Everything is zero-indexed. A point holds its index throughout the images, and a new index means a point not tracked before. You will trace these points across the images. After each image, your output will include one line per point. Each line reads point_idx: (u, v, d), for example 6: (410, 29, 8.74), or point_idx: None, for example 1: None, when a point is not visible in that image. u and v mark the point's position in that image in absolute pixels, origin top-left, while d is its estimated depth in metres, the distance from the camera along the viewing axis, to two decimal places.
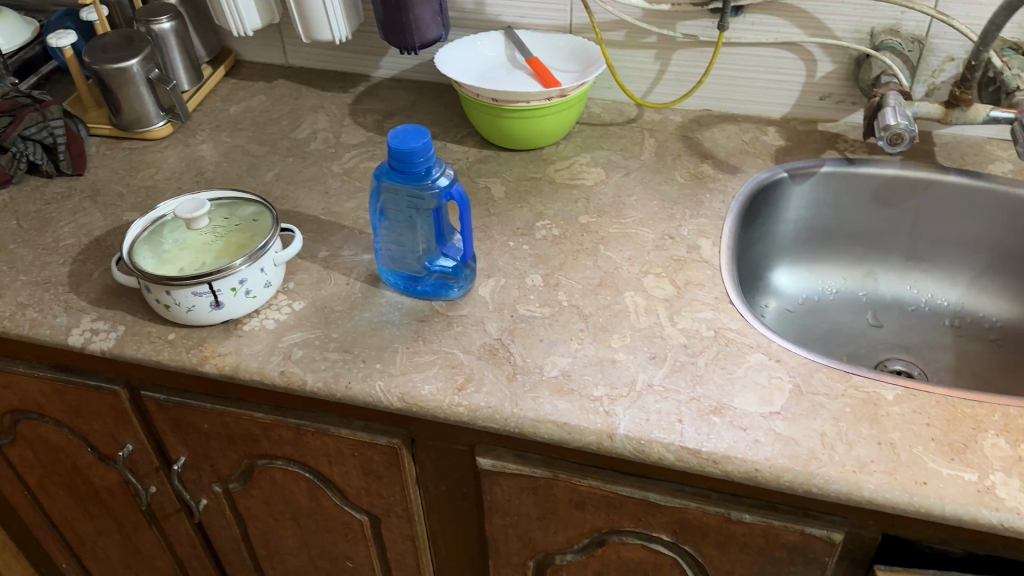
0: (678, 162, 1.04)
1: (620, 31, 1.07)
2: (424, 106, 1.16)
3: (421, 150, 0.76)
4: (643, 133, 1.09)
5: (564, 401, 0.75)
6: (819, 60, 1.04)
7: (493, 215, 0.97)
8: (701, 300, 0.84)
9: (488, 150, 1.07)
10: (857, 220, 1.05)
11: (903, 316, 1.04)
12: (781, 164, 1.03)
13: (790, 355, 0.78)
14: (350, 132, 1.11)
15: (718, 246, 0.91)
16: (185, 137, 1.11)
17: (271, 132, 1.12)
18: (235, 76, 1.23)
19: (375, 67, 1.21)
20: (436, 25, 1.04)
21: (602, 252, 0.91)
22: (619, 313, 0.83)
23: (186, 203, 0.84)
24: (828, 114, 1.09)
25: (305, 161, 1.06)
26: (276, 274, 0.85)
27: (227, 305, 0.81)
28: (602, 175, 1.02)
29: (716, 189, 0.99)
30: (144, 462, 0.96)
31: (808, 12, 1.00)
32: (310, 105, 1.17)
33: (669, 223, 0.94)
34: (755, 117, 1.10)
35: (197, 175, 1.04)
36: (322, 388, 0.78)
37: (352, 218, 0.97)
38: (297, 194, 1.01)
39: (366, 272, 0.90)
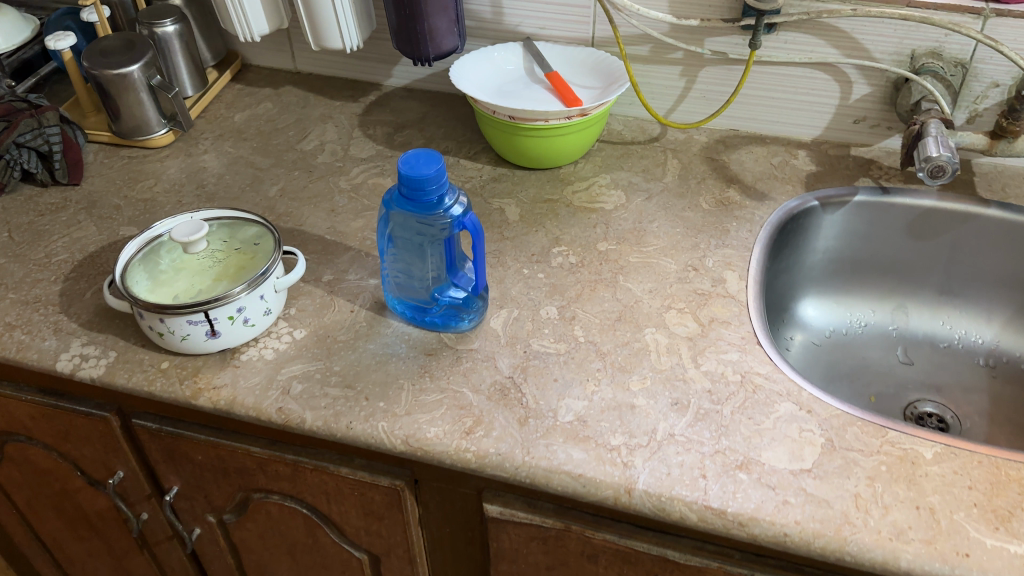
0: (702, 186, 0.99)
1: (644, 46, 1.02)
2: (437, 118, 1.11)
3: (433, 178, 0.71)
4: (666, 153, 1.04)
5: (579, 450, 0.70)
6: (854, 82, 0.99)
7: (507, 239, 0.92)
8: (726, 340, 0.79)
9: (503, 168, 1.02)
10: (890, 251, 1.00)
11: (935, 354, 0.99)
12: (811, 192, 0.97)
13: (822, 406, 0.73)
14: (360, 145, 1.06)
15: (745, 280, 0.86)
16: (187, 146, 1.07)
17: (277, 142, 1.07)
18: (241, 81, 1.18)
19: (387, 76, 1.16)
20: (452, 35, 0.99)
21: (622, 283, 0.86)
22: (639, 352, 0.78)
23: (183, 225, 0.79)
24: (861, 139, 1.03)
25: (311, 175, 1.02)
26: (277, 300, 0.80)
27: (224, 334, 0.77)
28: (623, 199, 0.97)
29: (743, 218, 0.94)
30: (136, 489, 0.92)
31: (845, 31, 0.94)
32: (318, 114, 1.12)
33: (693, 253, 0.89)
34: (784, 139, 1.05)
35: (198, 188, 1.00)
36: (321, 427, 0.73)
37: (359, 239, 0.92)
38: (302, 211, 0.96)
39: (371, 298, 0.85)
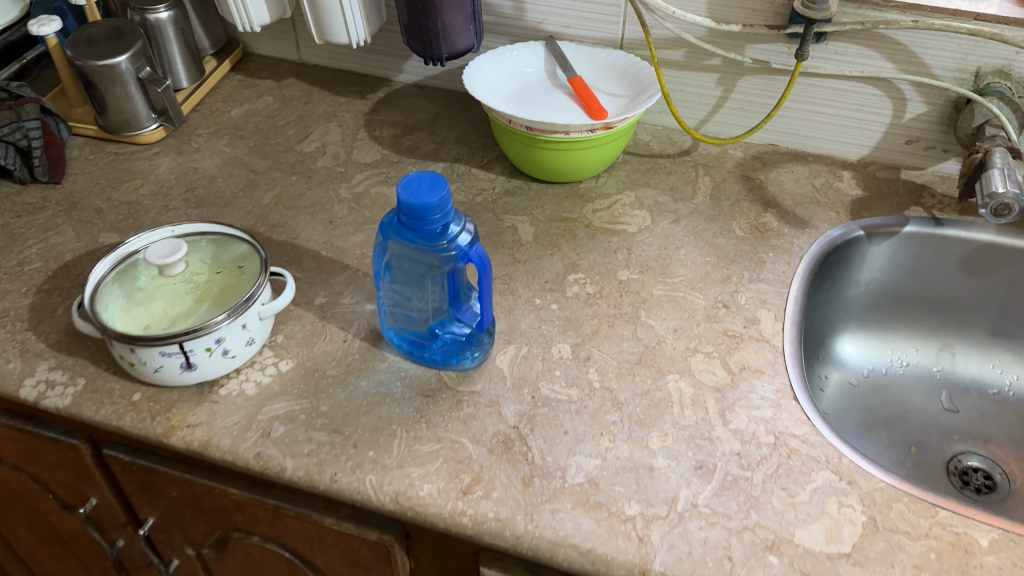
0: (736, 209, 0.90)
1: (678, 50, 0.93)
2: (449, 121, 1.02)
3: (438, 206, 0.63)
4: (697, 169, 0.95)
5: (589, 519, 0.62)
6: (910, 100, 0.89)
7: (519, 263, 0.84)
8: (759, 393, 0.71)
9: (518, 180, 0.94)
10: (941, 287, 0.91)
11: (983, 402, 0.91)
12: (856, 220, 0.88)
13: (864, 477, 0.65)
14: (364, 148, 0.98)
15: (781, 321, 0.77)
16: (179, 143, 0.99)
17: (275, 142, 0.99)
18: (241, 71, 1.10)
19: (397, 71, 1.07)
20: (468, 33, 0.90)
21: (643, 319, 0.78)
22: (660, 403, 0.70)
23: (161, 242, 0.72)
24: (913, 161, 0.94)
25: (309, 181, 0.94)
26: (261, 328, 0.73)
27: (201, 366, 0.70)
28: (648, 221, 0.88)
29: (780, 247, 0.85)
30: (110, 516, 0.86)
31: (903, 44, 0.85)
32: (322, 112, 1.04)
33: (723, 286, 0.81)
34: (828, 158, 0.96)
35: (187, 191, 0.92)
36: (303, 478, 0.66)
37: (357, 257, 0.84)
38: (297, 222, 0.88)
39: (367, 326, 0.77)
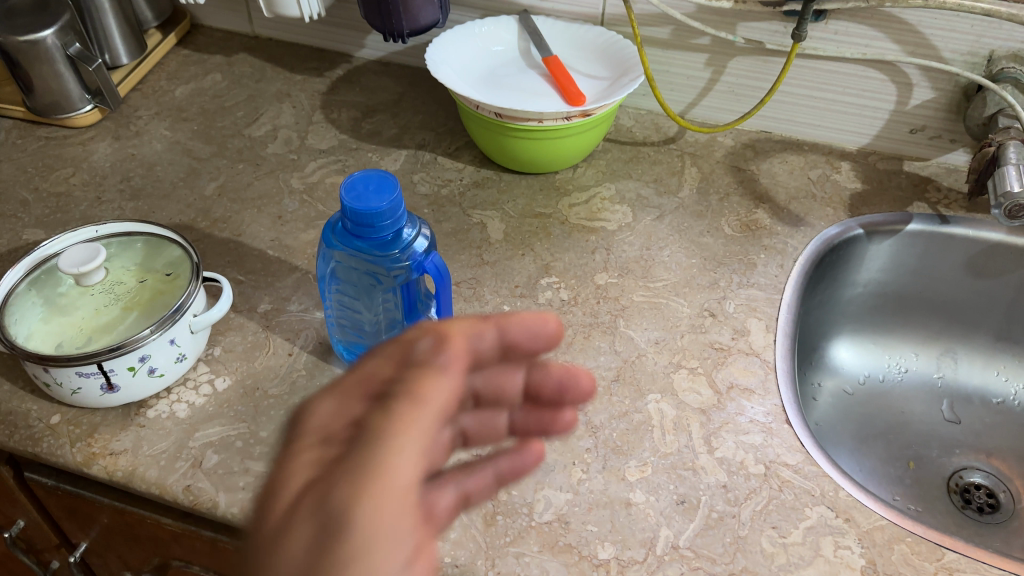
0: (726, 205, 0.82)
1: (663, 27, 0.85)
2: (414, 102, 0.94)
3: (388, 211, 0.55)
4: (683, 158, 0.87)
5: (557, 564, 0.55)
6: (915, 85, 0.82)
7: (486, 265, 0.76)
8: (748, 415, 0.64)
9: (487, 170, 0.86)
10: (944, 289, 0.84)
11: (987, 413, 0.84)
12: (855, 216, 0.81)
13: (863, 513, 0.59)
14: (319, 132, 0.90)
15: (773, 332, 0.70)
16: (116, 126, 0.90)
17: (221, 124, 0.90)
18: (188, 45, 1.01)
19: (358, 46, 0.98)
20: (432, 7, 0.82)
21: (622, 329, 0.71)
22: (639, 427, 0.63)
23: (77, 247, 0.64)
24: (917, 151, 0.87)
25: (258, 170, 0.85)
26: (194, 342, 0.66)
27: (124, 387, 0.62)
28: (629, 218, 0.81)
29: (773, 247, 0.78)
30: (41, 539, 0.78)
31: (910, 24, 0.77)
32: (275, 91, 0.95)
33: (710, 292, 0.74)
34: (825, 147, 0.89)
35: (123, 180, 0.84)
36: (237, 515, 0.58)
37: (307, 257, 0.77)
38: (242, 216, 0.80)
39: (315, 338, 0.70)
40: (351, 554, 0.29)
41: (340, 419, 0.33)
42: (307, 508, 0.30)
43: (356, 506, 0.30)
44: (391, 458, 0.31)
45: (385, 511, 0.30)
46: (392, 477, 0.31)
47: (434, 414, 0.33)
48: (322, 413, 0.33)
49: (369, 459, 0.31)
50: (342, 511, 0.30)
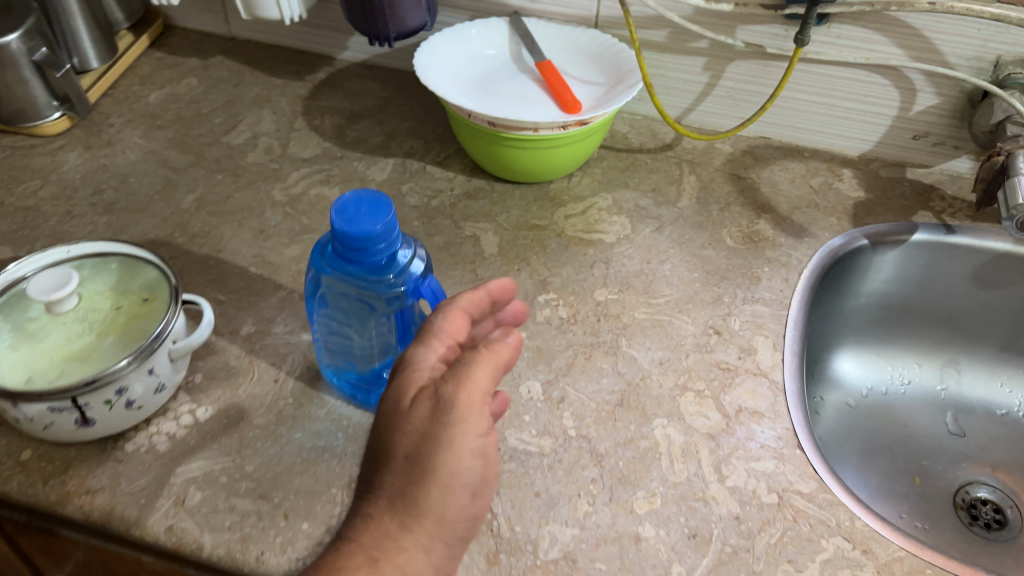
0: (727, 215, 0.79)
1: (660, 30, 0.82)
2: (401, 107, 0.90)
3: (382, 234, 0.52)
4: (681, 166, 0.85)
5: None
6: (919, 90, 0.79)
7: (481, 281, 0.73)
8: (758, 440, 0.62)
9: (479, 180, 0.83)
10: (947, 299, 0.82)
11: (992, 425, 0.83)
12: (859, 227, 0.79)
13: (881, 545, 0.56)
14: (302, 140, 0.86)
15: (781, 351, 0.68)
16: (87, 134, 0.85)
17: (197, 132, 0.86)
18: (161, 48, 0.97)
19: (340, 48, 0.94)
20: (420, 10, 0.78)
21: (625, 350, 0.68)
22: (646, 455, 0.61)
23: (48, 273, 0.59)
24: (919, 158, 0.85)
25: (237, 181, 0.81)
26: (173, 371, 0.62)
27: (100, 421, 0.58)
28: (627, 229, 0.78)
29: (777, 260, 0.75)
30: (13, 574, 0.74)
31: (915, 28, 0.75)
32: (254, 96, 0.91)
33: (714, 308, 0.71)
34: (826, 154, 0.87)
35: (94, 193, 0.79)
36: (223, 558, 0.55)
37: (291, 275, 0.73)
38: (222, 231, 0.76)
39: (302, 362, 0.67)
40: (455, 425, 0.47)
41: (434, 360, 0.50)
42: (424, 401, 0.48)
43: (455, 401, 0.47)
44: (470, 374, 0.48)
45: (471, 405, 0.47)
46: (472, 387, 0.47)
47: (499, 361, 0.49)
48: (420, 357, 0.50)
49: (460, 373, 0.48)
50: (448, 402, 0.47)
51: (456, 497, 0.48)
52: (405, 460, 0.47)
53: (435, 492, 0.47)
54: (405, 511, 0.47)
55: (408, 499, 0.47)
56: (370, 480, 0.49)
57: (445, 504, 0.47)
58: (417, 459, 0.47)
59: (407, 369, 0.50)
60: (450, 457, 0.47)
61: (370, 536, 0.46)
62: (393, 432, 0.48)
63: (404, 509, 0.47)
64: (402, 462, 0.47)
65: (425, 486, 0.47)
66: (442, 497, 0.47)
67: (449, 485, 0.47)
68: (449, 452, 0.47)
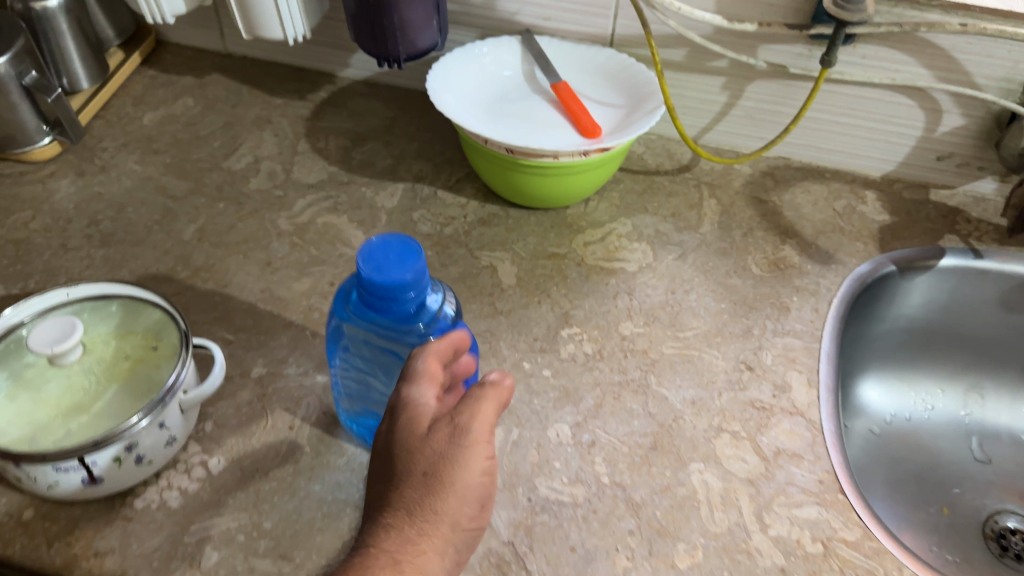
0: (751, 240, 0.77)
1: (679, 49, 0.79)
2: (408, 128, 0.87)
3: (412, 282, 0.49)
4: (700, 189, 0.82)
5: None
6: (945, 111, 0.77)
7: (501, 314, 0.70)
8: (799, 484, 0.60)
9: (492, 206, 0.80)
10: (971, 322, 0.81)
11: (1017, 452, 0.81)
12: (886, 252, 0.77)
13: None
14: (306, 164, 0.82)
15: (816, 387, 0.65)
16: (79, 160, 0.81)
17: (196, 156, 0.82)
18: (154, 66, 0.93)
19: (342, 65, 0.91)
20: (431, 30, 0.74)
21: (655, 388, 0.65)
22: (684, 504, 0.58)
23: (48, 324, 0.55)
24: (943, 179, 0.83)
25: (241, 209, 0.77)
26: (184, 422, 0.58)
27: (108, 479, 0.55)
28: (649, 257, 0.76)
29: (805, 289, 0.73)
30: None
31: (943, 49, 0.72)
32: (254, 117, 0.87)
33: (744, 342, 0.69)
34: (847, 175, 0.84)
35: (90, 224, 0.75)
36: None
37: (302, 311, 0.70)
38: (227, 263, 0.73)
39: (318, 407, 0.63)
40: (471, 446, 0.46)
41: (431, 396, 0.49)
42: (439, 426, 0.47)
43: (471, 426, 0.47)
44: (479, 405, 0.47)
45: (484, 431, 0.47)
46: (482, 416, 0.47)
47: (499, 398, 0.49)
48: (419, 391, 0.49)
49: (472, 400, 0.48)
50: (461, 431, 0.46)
51: (469, 513, 0.47)
52: (423, 476, 0.46)
53: (451, 506, 0.46)
54: (426, 522, 0.45)
55: (427, 513, 0.45)
56: (378, 504, 0.46)
57: (461, 518, 0.46)
58: (436, 475, 0.46)
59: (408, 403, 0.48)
60: (468, 473, 0.46)
61: (392, 541, 0.44)
62: (407, 454, 0.46)
63: (423, 521, 0.45)
64: (419, 478, 0.45)
65: (445, 500, 0.45)
66: (459, 511, 0.46)
67: (464, 498, 0.46)
68: (467, 470, 0.46)
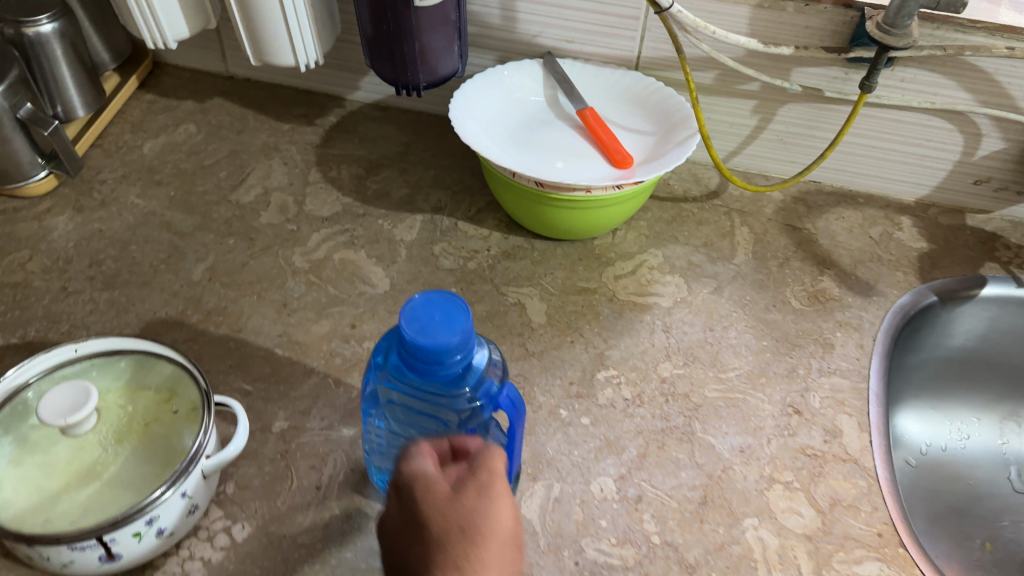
0: (788, 271, 0.74)
1: (709, 72, 0.76)
2: (423, 154, 0.83)
3: (459, 345, 0.45)
4: (731, 217, 0.79)
5: None
6: (985, 135, 0.74)
7: (533, 356, 0.67)
8: (858, 539, 0.57)
9: (516, 237, 0.76)
10: (1007, 346, 0.75)
11: None
12: (927, 282, 0.75)
13: None
14: (319, 194, 0.78)
15: (867, 431, 0.63)
16: (76, 194, 0.77)
17: (202, 188, 0.78)
18: (152, 90, 0.88)
19: (352, 88, 0.87)
20: (453, 56, 0.71)
21: (701, 436, 0.62)
22: (741, 564, 0.55)
23: (60, 393, 0.50)
24: (979, 203, 0.81)
25: (252, 246, 0.73)
26: (206, 487, 0.54)
27: (127, 555, 0.51)
28: (684, 291, 0.72)
29: (847, 323, 0.70)
30: None
31: (986, 72, 0.69)
32: (261, 145, 0.83)
33: (790, 383, 0.66)
34: (881, 200, 0.82)
35: (91, 265, 0.71)
36: None
37: (323, 356, 0.66)
38: (240, 306, 0.69)
39: (345, 464, 0.59)
40: (498, 496, 0.42)
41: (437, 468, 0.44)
42: (459, 484, 0.43)
43: (491, 478, 0.43)
44: (492, 462, 0.44)
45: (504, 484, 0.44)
46: (497, 471, 0.44)
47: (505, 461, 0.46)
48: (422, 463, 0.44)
49: (482, 455, 0.44)
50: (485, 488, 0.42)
51: (513, 565, 0.41)
52: (461, 530, 0.41)
53: (496, 557, 0.40)
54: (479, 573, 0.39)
55: (474, 564, 0.39)
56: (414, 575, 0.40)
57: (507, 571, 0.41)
58: (472, 525, 0.41)
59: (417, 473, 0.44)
60: (504, 520, 0.42)
61: None
62: (434, 513, 0.41)
63: (475, 572, 0.39)
64: (458, 533, 0.40)
65: (489, 549, 0.40)
66: (503, 561, 0.41)
67: (505, 545, 0.41)
68: (501, 517, 0.42)
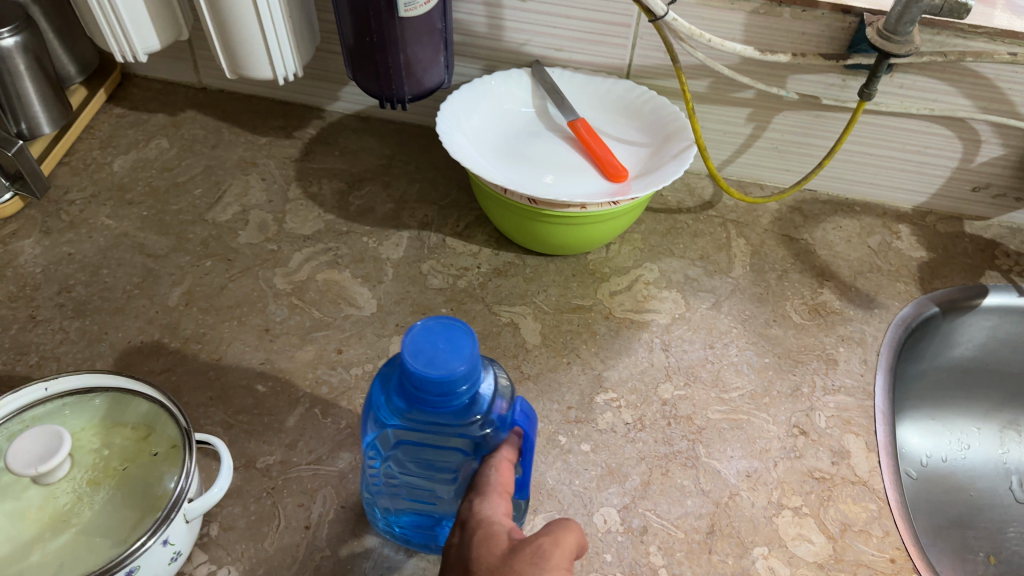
0: (786, 284, 0.72)
1: (702, 80, 0.73)
2: (407, 167, 0.80)
3: (466, 373, 0.43)
4: (727, 228, 0.77)
5: None
6: (984, 142, 0.73)
7: (528, 378, 0.64)
8: (872, 566, 0.55)
9: (507, 253, 0.73)
10: (1003, 353, 0.74)
11: None
12: (928, 293, 0.73)
13: None
14: (299, 211, 0.75)
15: (875, 451, 0.61)
16: (43, 215, 0.73)
17: (176, 208, 0.75)
18: (121, 104, 0.84)
19: (332, 100, 0.84)
20: (438, 66, 0.68)
21: (707, 461, 0.60)
22: None
23: (35, 442, 0.47)
24: (978, 210, 0.79)
25: (230, 267, 0.70)
26: (188, 531, 0.51)
27: None
28: (682, 307, 0.70)
29: (850, 337, 0.68)
30: None
31: (987, 78, 0.67)
32: (237, 160, 0.79)
33: (794, 402, 0.64)
34: (878, 207, 0.80)
35: (61, 291, 0.67)
36: None
37: (308, 385, 0.62)
38: (220, 332, 0.65)
39: (335, 500, 0.56)
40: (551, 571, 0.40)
41: (503, 513, 0.44)
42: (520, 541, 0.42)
43: (552, 550, 0.41)
44: (562, 534, 0.41)
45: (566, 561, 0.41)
46: (563, 545, 0.41)
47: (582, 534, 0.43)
48: (491, 506, 0.45)
49: (557, 526, 0.42)
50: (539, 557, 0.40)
51: None
52: None
53: None
54: None
55: None
56: None
57: None
58: None
59: (483, 516, 0.44)
60: None
61: None
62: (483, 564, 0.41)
63: None
64: None
65: None
66: None
67: None
68: None
